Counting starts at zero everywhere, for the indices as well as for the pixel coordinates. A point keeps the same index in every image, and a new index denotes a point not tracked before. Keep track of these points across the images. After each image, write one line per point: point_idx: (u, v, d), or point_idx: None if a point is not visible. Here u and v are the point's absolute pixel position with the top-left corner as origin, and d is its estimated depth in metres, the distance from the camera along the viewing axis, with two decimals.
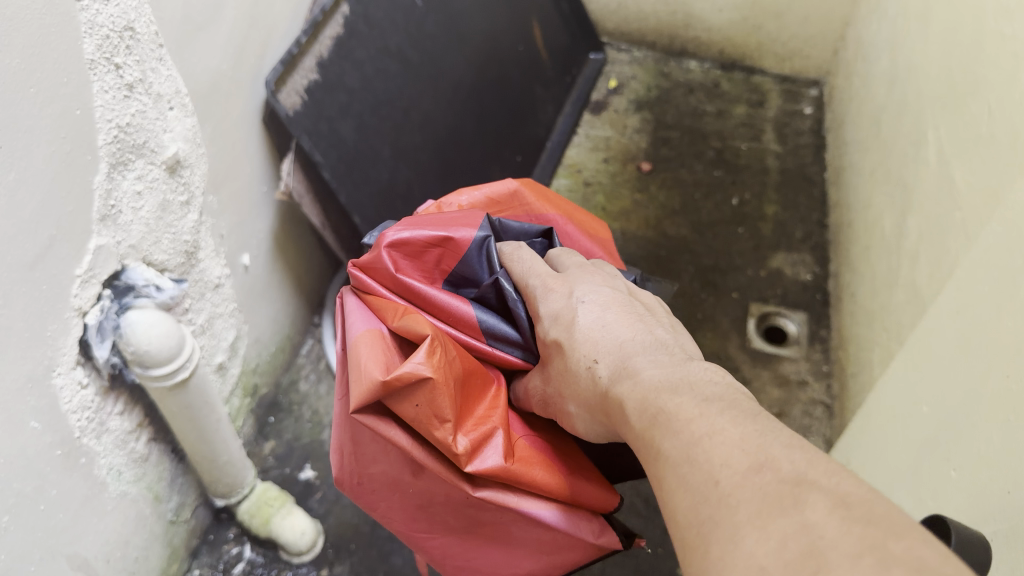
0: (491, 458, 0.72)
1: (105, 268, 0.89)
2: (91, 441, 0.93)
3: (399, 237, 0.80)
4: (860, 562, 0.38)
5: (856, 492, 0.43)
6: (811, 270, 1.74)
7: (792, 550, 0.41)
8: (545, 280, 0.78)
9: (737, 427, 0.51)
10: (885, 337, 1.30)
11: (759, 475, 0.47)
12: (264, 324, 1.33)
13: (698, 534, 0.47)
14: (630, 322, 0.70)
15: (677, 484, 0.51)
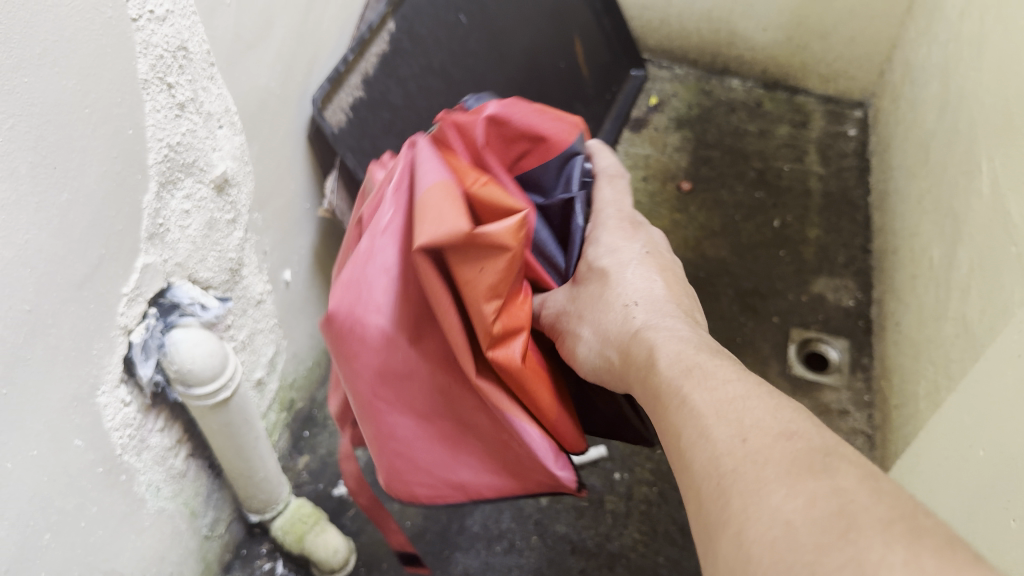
0: (515, 349, 0.74)
1: (152, 286, 0.89)
2: (132, 458, 0.93)
3: (502, 114, 0.83)
4: (891, 528, 0.40)
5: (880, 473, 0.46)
6: (854, 295, 1.71)
7: (822, 507, 0.43)
8: (609, 224, 0.83)
9: (767, 405, 0.53)
10: (932, 370, 1.27)
11: (785, 443, 0.49)
12: (302, 339, 1.33)
13: (721, 487, 0.49)
14: (671, 294, 0.76)
15: (698, 442, 0.53)
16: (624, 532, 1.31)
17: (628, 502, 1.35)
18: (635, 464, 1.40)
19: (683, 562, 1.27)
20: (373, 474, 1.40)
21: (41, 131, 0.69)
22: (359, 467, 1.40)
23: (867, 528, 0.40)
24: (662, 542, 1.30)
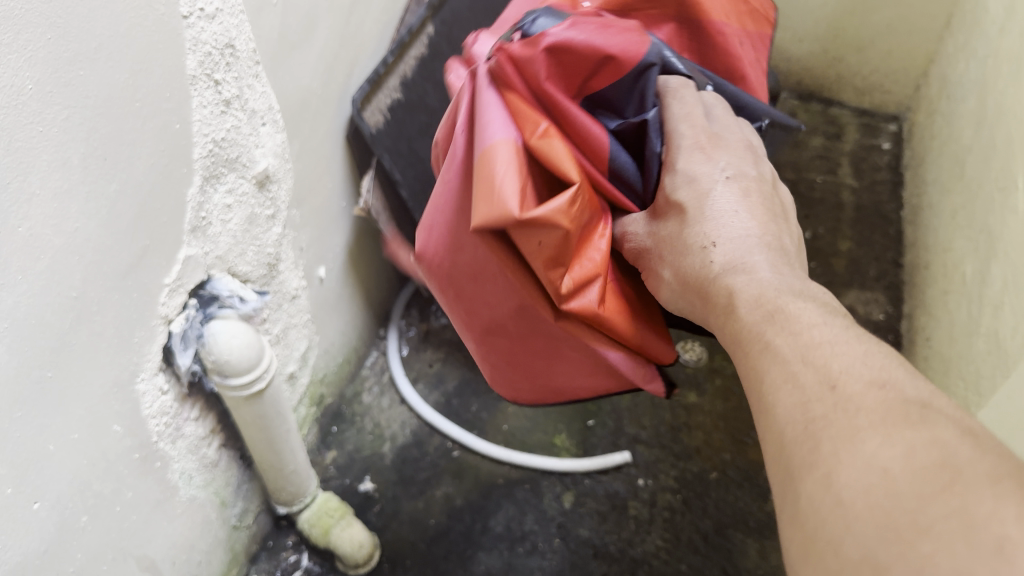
0: (592, 292, 0.77)
1: (192, 277, 0.90)
2: (167, 445, 0.95)
3: (563, 37, 0.74)
4: (998, 484, 0.40)
5: (984, 430, 0.46)
6: (884, 309, 1.70)
7: (922, 461, 0.43)
8: (698, 138, 0.76)
9: (862, 353, 0.53)
10: (961, 387, 1.26)
11: (886, 393, 0.49)
12: (334, 336, 1.35)
13: (813, 439, 0.49)
14: (761, 219, 0.72)
15: (788, 389, 0.54)
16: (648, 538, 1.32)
17: (652, 508, 1.35)
18: (659, 471, 1.41)
19: (706, 571, 1.28)
20: (400, 471, 1.41)
21: (92, 124, 0.71)
22: (385, 464, 1.41)
23: (978, 484, 0.40)
24: (685, 551, 1.31)
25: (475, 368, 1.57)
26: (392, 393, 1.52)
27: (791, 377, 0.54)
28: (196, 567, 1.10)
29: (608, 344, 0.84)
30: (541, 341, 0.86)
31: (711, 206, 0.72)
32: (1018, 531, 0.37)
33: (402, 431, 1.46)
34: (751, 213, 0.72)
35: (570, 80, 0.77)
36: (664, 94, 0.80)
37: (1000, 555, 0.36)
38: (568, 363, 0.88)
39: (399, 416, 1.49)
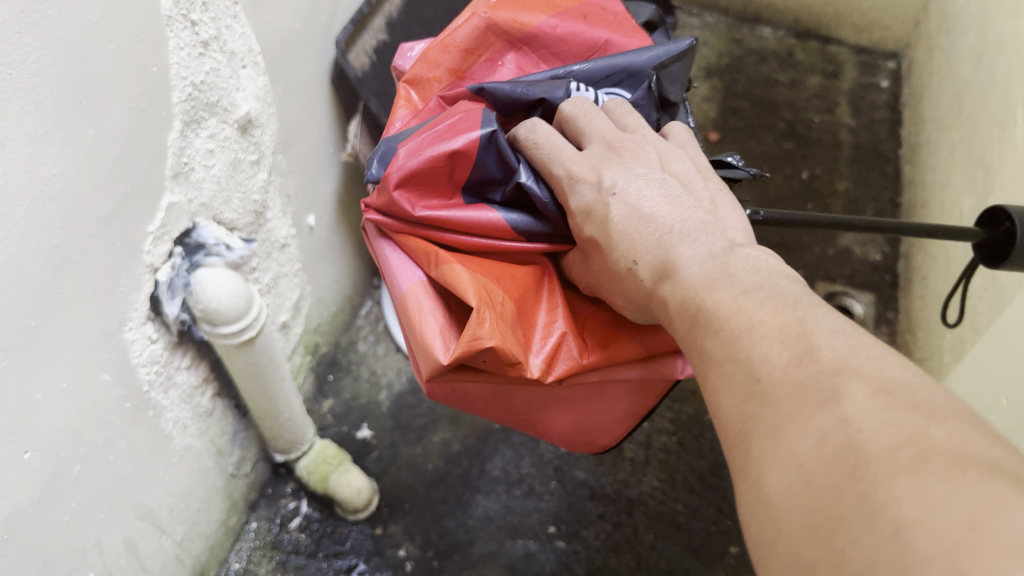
0: (561, 365, 0.75)
1: (177, 225, 0.89)
2: (159, 394, 0.95)
3: (405, 171, 0.75)
4: (899, 453, 0.40)
5: (898, 381, 0.45)
6: (881, 249, 1.69)
7: (834, 446, 0.42)
8: (568, 167, 0.74)
9: (778, 318, 0.52)
10: (957, 324, 1.25)
11: (799, 368, 0.48)
12: (327, 284, 1.34)
13: (746, 433, 0.48)
14: (670, 207, 0.68)
15: (721, 380, 0.53)
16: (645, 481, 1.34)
17: (648, 450, 1.36)
18: (656, 414, 1.41)
19: (702, 509, 1.30)
20: (397, 418, 1.41)
21: (64, 66, 0.69)
22: (383, 412, 1.41)
23: (881, 463, 0.40)
24: (681, 491, 1.32)
25: None
26: (388, 341, 1.51)
27: (720, 384, 0.52)
28: (194, 515, 1.11)
29: (620, 364, 0.79)
30: (577, 396, 0.81)
31: (615, 222, 0.69)
32: (913, 511, 0.37)
33: (398, 379, 1.46)
34: (652, 209, 0.68)
35: (439, 185, 0.78)
36: (520, 145, 0.79)
37: (899, 538, 0.36)
38: (616, 398, 0.83)
39: (395, 363, 1.48)
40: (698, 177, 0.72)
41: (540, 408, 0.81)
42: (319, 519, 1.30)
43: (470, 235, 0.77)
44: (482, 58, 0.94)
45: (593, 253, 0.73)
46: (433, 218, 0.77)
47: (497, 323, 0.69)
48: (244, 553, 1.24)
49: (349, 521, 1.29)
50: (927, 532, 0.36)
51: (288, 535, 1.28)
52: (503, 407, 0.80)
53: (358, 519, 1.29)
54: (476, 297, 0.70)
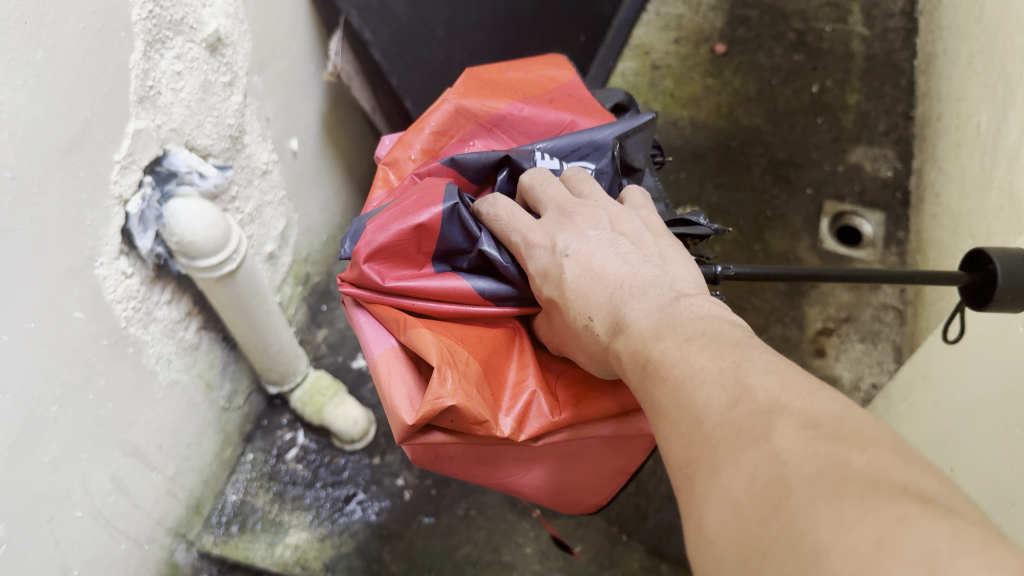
0: (536, 424, 0.67)
1: (146, 154, 0.84)
2: (138, 331, 0.91)
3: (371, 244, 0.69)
4: (820, 483, 0.36)
5: (828, 412, 0.41)
6: (893, 166, 1.62)
7: (761, 480, 0.39)
8: (524, 233, 0.69)
9: (716, 361, 0.48)
10: (971, 244, 1.20)
11: (734, 408, 0.43)
12: (315, 212, 1.29)
13: (687, 477, 0.44)
14: (621, 266, 0.62)
15: (668, 430, 0.48)
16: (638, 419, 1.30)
17: None
18: None
19: None
20: None
21: None
22: None
23: (802, 492, 0.36)
24: None
25: None
26: None
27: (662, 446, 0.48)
28: (186, 450, 1.09)
29: (594, 421, 0.70)
30: (557, 457, 0.72)
31: (569, 283, 0.63)
32: (829, 536, 0.34)
33: None
34: (607, 268, 0.63)
35: (408, 259, 0.71)
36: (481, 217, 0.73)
37: (815, 565, 0.33)
38: (605, 457, 0.75)
39: None
40: (651, 235, 0.66)
41: (520, 469, 0.72)
42: (316, 450, 1.28)
43: (439, 303, 0.70)
44: (454, 140, 0.86)
45: (554, 315, 0.67)
46: (401, 289, 0.70)
47: (460, 382, 0.62)
48: (240, 484, 1.23)
49: (346, 452, 1.27)
50: (842, 554, 0.33)
51: (285, 466, 1.26)
52: (483, 470, 0.72)
53: (355, 450, 1.27)
54: (439, 357, 0.63)
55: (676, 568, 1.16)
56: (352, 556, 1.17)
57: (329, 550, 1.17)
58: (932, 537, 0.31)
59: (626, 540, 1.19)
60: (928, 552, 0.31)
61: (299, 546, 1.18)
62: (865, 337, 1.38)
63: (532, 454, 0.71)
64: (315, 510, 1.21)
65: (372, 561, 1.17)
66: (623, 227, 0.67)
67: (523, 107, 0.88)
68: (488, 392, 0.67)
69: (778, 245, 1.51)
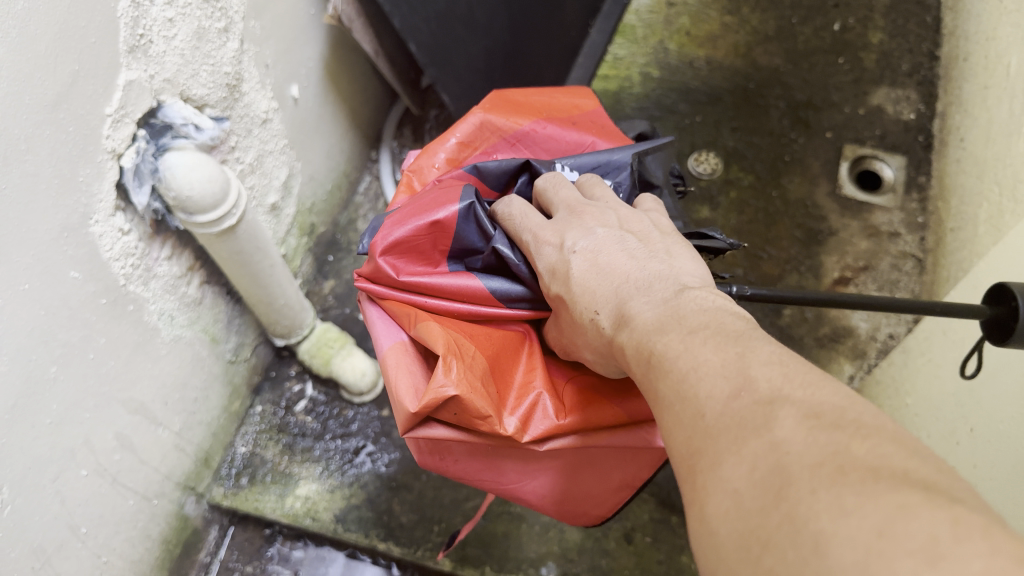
0: (541, 427, 0.65)
1: (139, 105, 0.80)
2: (139, 288, 0.89)
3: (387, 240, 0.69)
4: (821, 473, 0.35)
5: (831, 400, 0.39)
6: (915, 108, 1.56)
7: (762, 469, 0.37)
8: (535, 233, 0.67)
9: (719, 353, 0.45)
10: (996, 191, 1.16)
11: (736, 399, 0.42)
12: (319, 161, 1.25)
13: (690, 467, 0.42)
14: (625, 260, 0.60)
15: (670, 423, 0.46)
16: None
17: None
18: None
19: None
20: None
21: None
22: None
23: (803, 482, 0.35)
24: None
25: None
26: None
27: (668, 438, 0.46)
28: (192, 404, 1.08)
29: (600, 429, 0.68)
30: (565, 464, 0.71)
31: (575, 278, 0.62)
32: (831, 525, 0.32)
33: None
34: (613, 266, 0.61)
35: (423, 255, 0.71)
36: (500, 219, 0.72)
37: (817, 554, 0.32)
38: (612, 469, 0.74)
39: None
40: (659, 232, 0.64)
41: (525, 475, 0.71)
42: (325, 402, 1.27)
43: (451, 301, 0.70)
44: (477, 152, 0.86)
45: (562, 313, 0.65)
46: (416, 285, 0.70)
47: (465, 373, 0.61)
48: (250, 437, 1.22)
49: (355, 404, 1.26)
50: (841, 543, 0.32)
51: (294, 418, 1.25)
52: (488, 475, 0.71)
53: (363, 402, 1.27)
54: (445, 346, 0.63)
55: (686, 520, 1.16)
56: (362, 507, 1.17)
57: (339, 501, 1.17)
58: (931, 523, 0.30)
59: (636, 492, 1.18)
60: (927, 539, 0.30)
61: (310, 498, 1.17)
62: (882, 287, 1.35)
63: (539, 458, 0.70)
64: (325, 463, 1.21)
65: (382, 512, 1.17)
66: (632, 224, 0.65)
67: (545, 126, 0.87)
68: (494, 389, 0.66)
69: (795, 191, 1.47)
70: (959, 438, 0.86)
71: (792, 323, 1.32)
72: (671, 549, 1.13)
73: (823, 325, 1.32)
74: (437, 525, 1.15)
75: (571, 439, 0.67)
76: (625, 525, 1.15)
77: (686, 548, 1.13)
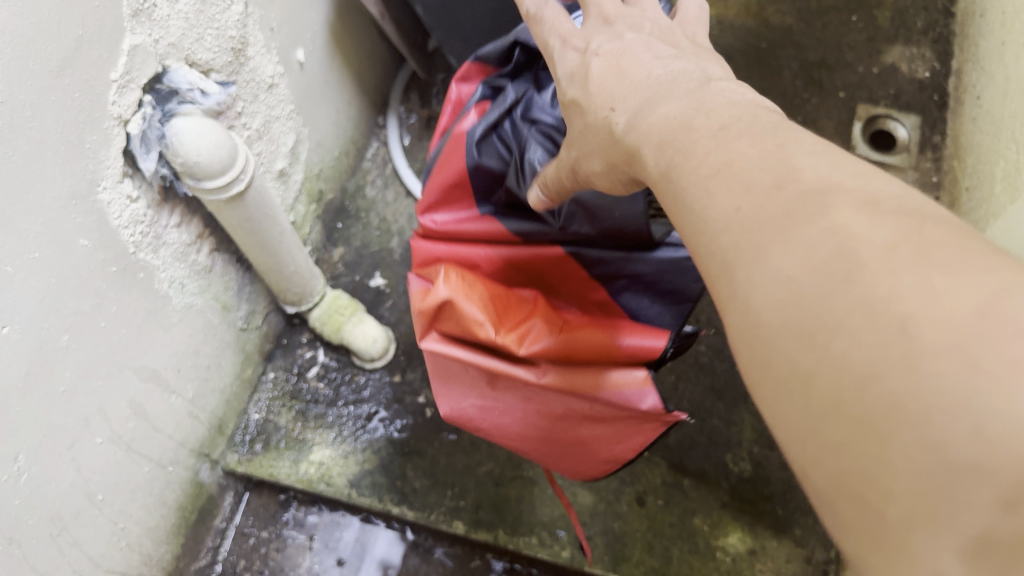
0: (534, 344, 0.76)
1: (144, 70, 0.79)
2: (148, 256, 0.89)
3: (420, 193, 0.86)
4: (897, 253, 0.29)
5: (890, 188, 0.33)
6: (930, 66, 1.53)
7: (822, 253, 0.31)
8: (565, 38, 0.67)
9: (755, 145, 0.39)
10: (1013, 150, 1.14)
11: (778, 193, 0.35)
12: (326, 126, 1.24)
13: (726, 265, 0.37)
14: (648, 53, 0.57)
15: (696, 225, 0.40)
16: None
17: None
18: None
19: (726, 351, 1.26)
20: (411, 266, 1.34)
21: None
22: (395, 259, 1.34)
23: (877, 261, 0.29)
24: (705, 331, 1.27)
25: None
26: (397, 185, 1.41)
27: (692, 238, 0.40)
28: (205, 371, 1.08)
29: (582, 368, 0.76)
30: (566, 411, 0.80)
31: (594, 77, 0.59)
32: (920, 305, 0.27)
33: (410, 226, 1.37)
34: (631, 63, 0.57)
35: (458, 198, 0.86)
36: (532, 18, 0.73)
37: (902, 339, 0.27)
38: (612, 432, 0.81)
39: (407, 210, 1.39)
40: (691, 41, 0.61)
41: (535, 417, 0.82)
42: (337, 368, 1.27)
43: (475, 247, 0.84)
44: None
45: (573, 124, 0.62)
46: (442, 227, 0.86)
47: (461, 280, 0.77)
48: (263, 404, 1.23)
49: (366, 370, 1.26)
50: (935, 329, 0.27)
51: (307, 385, 1.25)
52: (505, 418, 0.84)
53: (375, 367, 1.25)
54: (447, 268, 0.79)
55: (698, 483, 1.16)
56: (375, 473, 1.17)
57: (353, 466, 1.18)
58: None
59: (648, 456, 1.18)
60: None
61: (324, 463, 1.18)
62: None
63: (543, 390, 0.79)
64: (338, 428, 1.21)
65: (396, 478, 1.17)
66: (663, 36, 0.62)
67: None
68: (493, 312, 0.78)
69: None
70: None
71: None
72: (683, 512, 1.14)
73: None
74: (450, 489, 1.16)
75: (562, 368, 0.76)
76: (637, 487, 1.16)
77: (698, 510, 1.14)
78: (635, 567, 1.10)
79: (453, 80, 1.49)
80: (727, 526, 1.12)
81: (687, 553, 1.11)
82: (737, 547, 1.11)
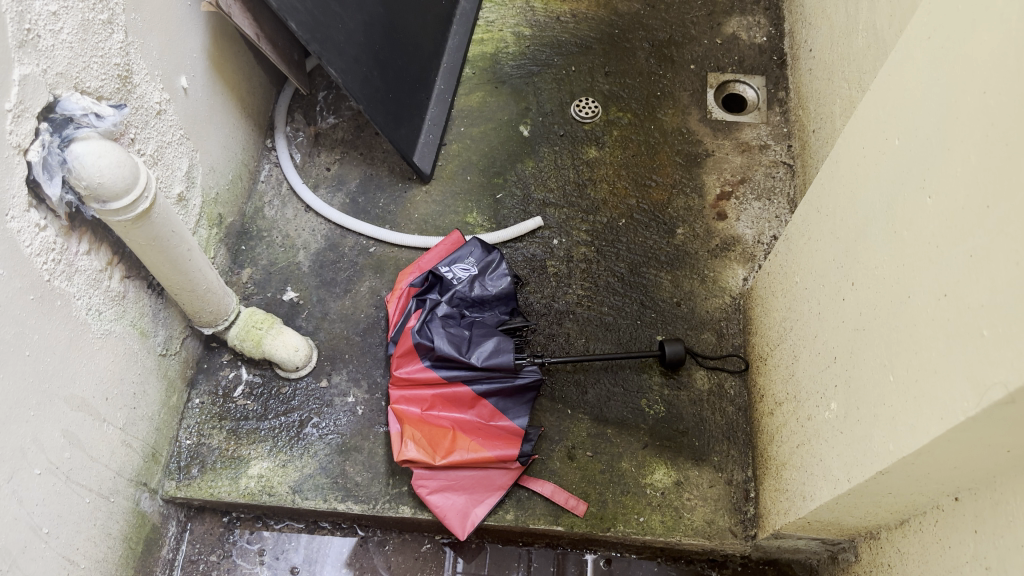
0: (452, 390, 1.20)
1: (37, 99, 0.83)
2: (63, 283, 0.92)
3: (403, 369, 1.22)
4: None
5: None
6: (766, 31, 1.68)
7: None
8: None
9: None
10: (845, 87, 1.28)
11: None
12: (216, 152, 1.28)
13: None
14: None
15: None
16: (531, 337, 1.32)
17: (569, 263, 1.40)
18: (572, 228, 1.43)
19: (626, 308, 1.35)
20: (320, 276, 1.38)
21: None
22: (303, 272, 1.38)
23: None
24: (606, 292, 1.36)
25: (374, 162, 1.50)
26: (295, 202, 1.45)
27: None
28: (131, 399, 1.10)
29: (481, 413, 1.20)
30: (470, 445, 1.19)
31: None
32: None
33: (314, 238, 1.42)
34: None
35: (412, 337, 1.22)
36: None
37: None
38: (497, 463, 1.18)
39: (307, 224, 1.43)
40: None
41: (450, 418, 1.20)
42: (262, 383, 1.29)
43: (424, 361, 1.21)
44: None
45: None
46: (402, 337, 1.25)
47: (420, 443, 1.19)
48: (193, 429, 1.25)
49: (292, 381, 1.29)
50: None
51: (234, 404, 1.27)
52: (437, 424, 1.20)
53: (301, 376, 1.29)
54: (411, 416, 1.20)
55: (620, 430, 1.24)
56: (316, 475, 1.21)
57: (293, 473, 1.21)
58: None
59: (571, 413, 1.26)
60: None
61: (264, 475, 1.21)
62: (761, 195, 1.46)
63: (461, 445, 1.19)
64: (273, 439, 1.24)
65: (337, 476, 1.21)
66: None
67: None
68: (431, 396, 1.20)
69: (670, 122, 1.56)
70: (845, 293, 0.92)
71: (686, 240, 1.41)
72: (611, 458, 1.21)
73: (714, 238, 1.41)
74: (391, 477, 1.21)
75: (474, 417, 1.20)
76: (567, 444, 1.23)
77: (624, 455, 1.22)
78: (575, 516, 1.17)
79: (334, 95, 1.55)
80: (652, 464, 1.21)
81: (620, 495, 1.18)
82: (664, 481, 1.19)
